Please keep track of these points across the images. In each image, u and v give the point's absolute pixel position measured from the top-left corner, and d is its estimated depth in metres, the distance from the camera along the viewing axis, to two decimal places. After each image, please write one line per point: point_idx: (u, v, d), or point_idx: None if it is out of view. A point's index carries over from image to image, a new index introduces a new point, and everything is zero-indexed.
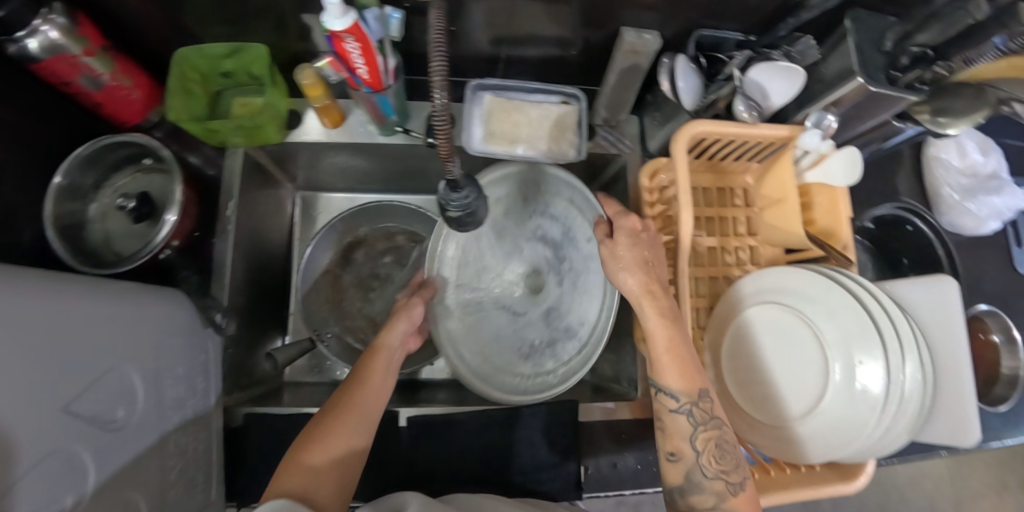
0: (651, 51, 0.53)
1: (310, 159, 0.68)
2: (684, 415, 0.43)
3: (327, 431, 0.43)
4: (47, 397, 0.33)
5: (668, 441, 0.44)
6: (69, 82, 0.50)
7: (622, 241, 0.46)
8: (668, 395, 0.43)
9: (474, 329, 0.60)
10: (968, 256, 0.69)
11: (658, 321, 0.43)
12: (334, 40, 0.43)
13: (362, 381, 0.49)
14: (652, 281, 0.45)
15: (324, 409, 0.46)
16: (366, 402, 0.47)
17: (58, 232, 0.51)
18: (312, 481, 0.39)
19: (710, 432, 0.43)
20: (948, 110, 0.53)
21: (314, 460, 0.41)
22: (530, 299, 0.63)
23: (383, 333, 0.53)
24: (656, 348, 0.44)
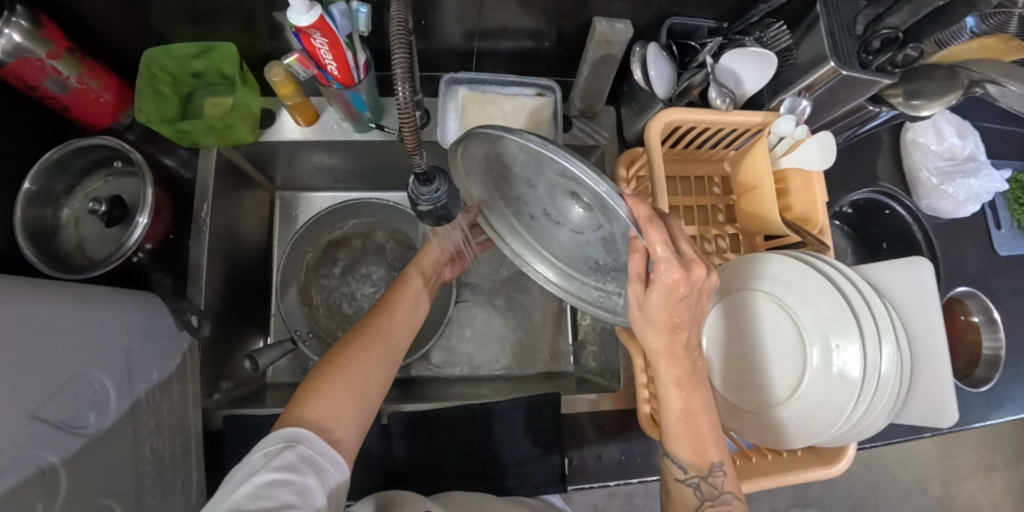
0: (623, 40, 0.53)
1: (287, 159, 0.67)
2: (692, 488, 0.41)
3: (352, 357, 0.45)
4: (10, 403, 0.33)
5: (675, 508, 0.42)
6: (35, 87, 0.49)
7: (656, 295, 0.34)
8: (676, 465, 0.41)
9: (534, 230, 0.43)
10: (946, 239, 0.69)
11: (673, 391, 0.39)
12: (301, 36, 0.43)
13: (389, 308, 0.52)
14: (675, 349, 0.38)
15: (347, 336, 0.48)
16: (391, 327, 0.50)
17: (28, 237, 0.50)
18: (334, 409, 0.40)
19: (719, 508, 0.40)
20: (922, 92, 0.52)
21: (338, 384, 0.42)
22: (585, 221, 0.36)
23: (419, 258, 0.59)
24: (668, 418, 0.40)
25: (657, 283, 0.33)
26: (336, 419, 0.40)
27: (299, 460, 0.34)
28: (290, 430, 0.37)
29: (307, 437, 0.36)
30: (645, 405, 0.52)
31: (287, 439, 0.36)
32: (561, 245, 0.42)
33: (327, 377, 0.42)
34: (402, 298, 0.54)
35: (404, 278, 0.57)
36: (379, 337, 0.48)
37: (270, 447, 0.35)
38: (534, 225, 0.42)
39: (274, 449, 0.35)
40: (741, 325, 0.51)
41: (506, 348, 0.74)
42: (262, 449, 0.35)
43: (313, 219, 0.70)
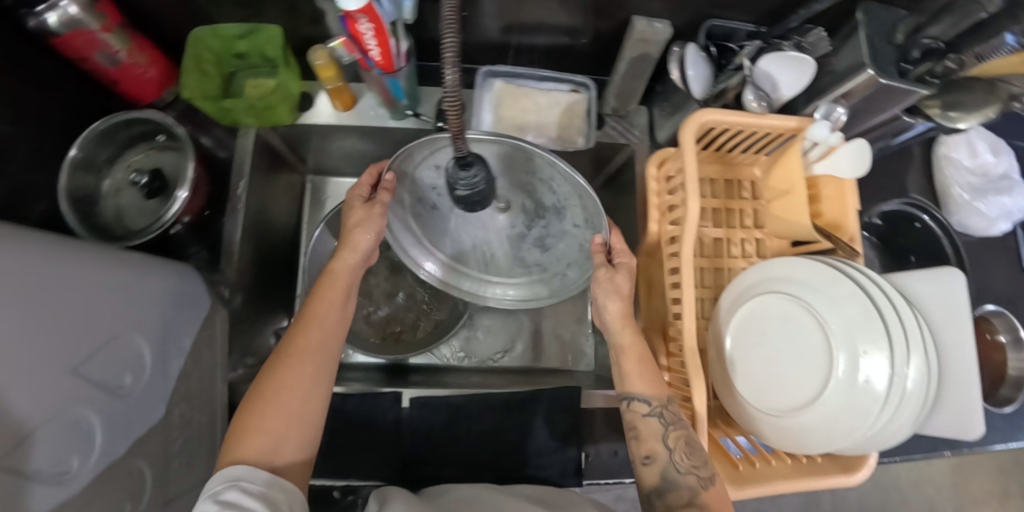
0: (662, 40, 0.53)
1: (320, 143, 0.68)
2: (656, 418, 0.45)
3: (281, 377, 0.40)
4: (56, 358, 0.34)
5: (642, 446, 0.45)
6: (86, 58, 0.51)
7: (622, 274, 0.50)
8: (640, 401, 0.46)
9: (428, 221, 0.55)
10: (976, 256, 0.69)
11: (628, 334, 0.49)
12: (347, 20, 0.43)
13: (314, 315, 0.45)
14: (629, 309, 0.50)
15: (273, 356, 0.42)
16: (320, 338, 0.44)
17: (72, 205, 0.52)
18: (269, 439, 0.38)
19: (679, 431, 0.44)
20: (959, 104, 0.53)
21: (270, 417, 0.39)
22: (505, 221, 0.54)
23: (342, 253, 0.49)
24: (626, 360, 0.48)
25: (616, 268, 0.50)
26: (278, 447, 0.38)
27: (242, 496, 0.33)
28: (230, 469, 0.35)
29: (249, 472, 0.35)
30: None
31: (229, 478, 0.34)
32: (455, 241, 0.55)
33: (257, 412, 0.39)
34: (322, 300, 0.46)
35: (328, 275, 0.48)
36: (307, 359, 0.42)
37: (212, 490, 0.34)
38: (429, 216, 0.55)
39: (216, 490, 0.33)
40: (758, 327, 0.51)
41: (525, 341, 0.75)
42: (205, 493, 0.33)
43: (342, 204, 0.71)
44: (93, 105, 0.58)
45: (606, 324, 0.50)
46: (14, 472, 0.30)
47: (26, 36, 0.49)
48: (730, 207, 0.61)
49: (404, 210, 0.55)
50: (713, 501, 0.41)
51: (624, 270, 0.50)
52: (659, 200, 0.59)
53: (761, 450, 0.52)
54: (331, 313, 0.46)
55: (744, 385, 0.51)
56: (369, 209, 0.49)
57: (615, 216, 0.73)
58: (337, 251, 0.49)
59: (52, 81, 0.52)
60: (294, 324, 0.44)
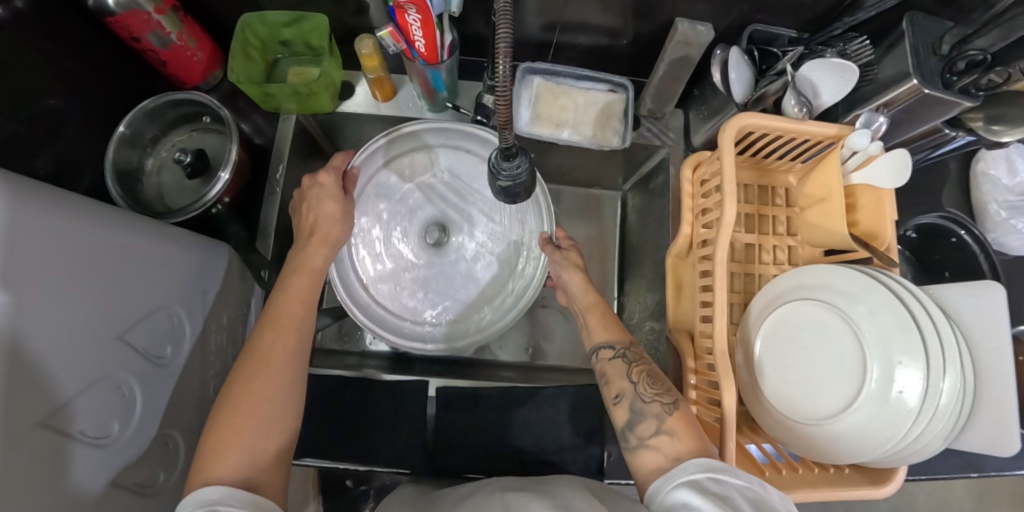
0: (704, 42, 0.54)
1: (357, 132, 0.70)
2: (621, 359, 0.49)
3: (250, 391, 0.39)
4: (104, 323, 0.35)
5: (612, 386, 0.48)
6: (139, 39, 0.53)
7: (570, 251, 0.60)
8: (605, 348, 0.50)
9: (371, 251, 0.64)
10: (1013, 275, 0.68)
11: (586, 290, 0.56)
12: (395, 10, 0.44)
13: (281, 317, 0.43)
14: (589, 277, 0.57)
15: (240, 365, 0.41)
16: (291, 343, 0.42)
17: (118, 179, 0.54)
18: (246, 457, 0.36)
19: (641, 367, 0.48)
20: (1005, 118, 0.51)
21: (247, 430, 0.37)
22: (443, 247, 0.66)
23: (310, 251, 0.49)
24: (589, 317, 0.54)
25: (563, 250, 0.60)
26: (253, 463, 0.36)
27: None
28: (204, 492, 0.33)
29: (225, 494, 0.32)
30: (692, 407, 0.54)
31: (204, 503, 0.32)
32: (391, 271, 0.64)
33: (229, 427, 0.37)
34: (289, 300, 0.45)
35: (297, 271, 0.47)
36: (274, 364, 0.40)
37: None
38: (371, 246, 0.64)
39: None
40: (781, 336, 0.51)
41: (548, 338, 0.75)
42: None
43: None
44: (142, 86, 0.60)
45: (569, 293, 0.57)
46: (64, 428, 0.31)
47: (82, 14, 0.50)
48: (762, 213, 0.61)
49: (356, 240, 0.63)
50: (677, 425, 0.42)
51: (572, 250, 0.60)
52: (692, 203, 0.59)
53: (787, 457, 0.52)
54: (302, 316, 0.44)
55: (773, 392, 0.50)
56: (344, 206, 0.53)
57: (644, 218, 0.73)
58: (306, 248, 0.49)
59: (105, 59, 0.54)
60: (258, 329, 0.43)
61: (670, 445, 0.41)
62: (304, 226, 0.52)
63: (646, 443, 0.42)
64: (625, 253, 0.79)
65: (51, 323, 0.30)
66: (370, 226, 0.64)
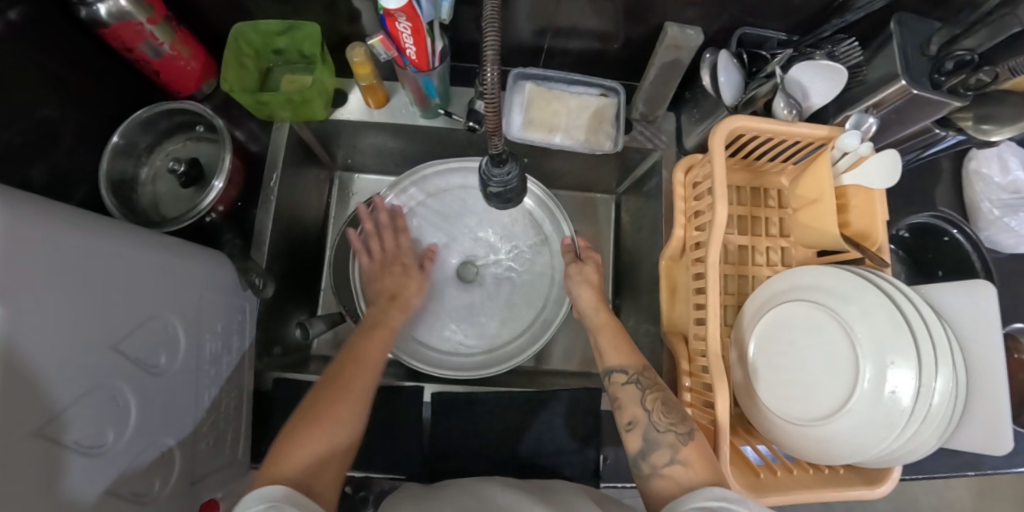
0: (693, 46, 0.54)
1: (351, 138, 0.71)
2: (634, 384, 0.50)
3: (330, 406, 0.44)
4: (97, 333, 0.35)
5: (625, 413, 0.48)
6: (132, 49, 0.53)
7: (590, 265, 0.62)
8: (618, 372, 0.51)
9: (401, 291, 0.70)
10: (1007, 273, 0.68)
11: (601, 311, 0.57)
12: (386, 19, 0.45)
13: (364, 353, 0.51)
14: (600, 295, 0.59)
15: (320, 386, 0.47)
16: (365, 373, 0.48)
17: (112, 190, 0.54)
18: (313, 462, 0.40)
19: (656, 394, 0.48)
20: (994, 117, 0.51)
21: (317, 437, 0.41)
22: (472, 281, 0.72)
23: (393, 310, 0.59)
24: (602, 338, 0.55)
25: (585, 261, 0.63)
26: (316, 471, 0.39)
27: None
28: (273, 488, 0.34)
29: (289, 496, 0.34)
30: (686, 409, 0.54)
31: (269, 498, 0.33)
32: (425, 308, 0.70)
33: (304, 431, 0.41)
34: (372, 342, 0.53)
35: (376, 324, 0.56)
36: (355, 384, 0.47)
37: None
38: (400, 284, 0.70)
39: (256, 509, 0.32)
40: (775, 338, 0.51)
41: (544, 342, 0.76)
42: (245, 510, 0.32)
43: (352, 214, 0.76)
44: (136, 95, 0.60)
45: (582, 310, 0.59)
46: (58, 437, 0.31)
47: (76, 25, 0.51)
48: (755, 215, 0.61)
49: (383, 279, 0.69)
50: (692, 456, 0.42)
51: (588, 264, 0.62)
52: (684, 206, 0.59)
53: (782, 459, 0.52)
54: (378, 351, 0.52)
55: (767, 393, 0.50)
56: (408, 268, 0.64)
57: (638, 221, 0.74)
58: (392, 304, 0.59)
59: (99, 70, 0.54)
60: (341, 359, 0.50)
61: (684, 476, 0.41)
62: (386, 290, 0.61)
63: (660, 473, 0.43)
64: (619, 256, 0.80)
65: (44, 334, 0.30)
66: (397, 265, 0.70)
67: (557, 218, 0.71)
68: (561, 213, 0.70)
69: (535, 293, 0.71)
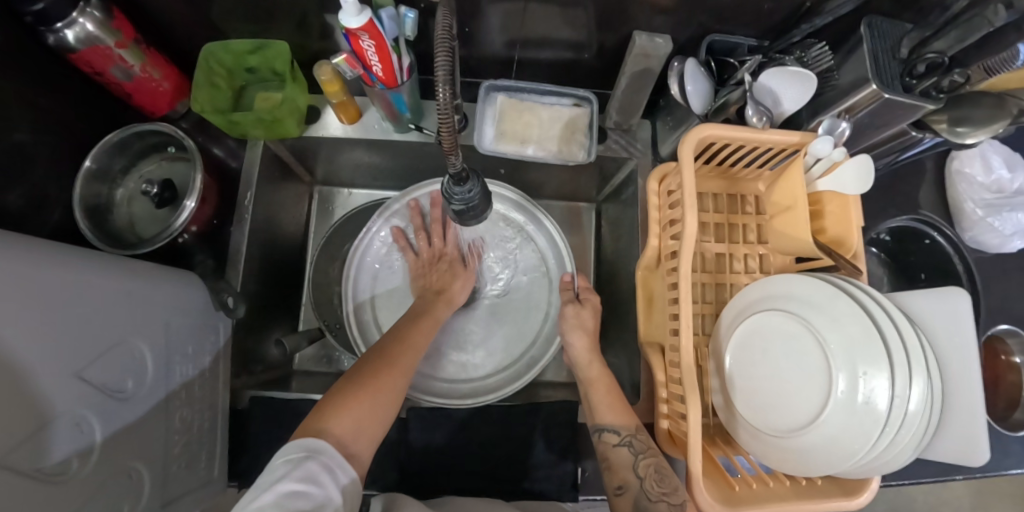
0: (662, 55, 0.54)
1: (329, 155, 0.71)
2: (625, 447, 0.52)
3: (378, 378, 0.47)
4: (58, 360, 0.35)
5: (615, 476, 0.51)
6: (102, 72, 0.53)
7: (586, 310, 0.64)
8: (610, 432, 0.54)
9: (380, 282, 0.72)
10: (992, 274, 0.67)
11: (592, 364, 0.60)
12: (350, 37, 0.44)
13: (411, 337, 0.56)
14: (593, 344, 0.62)
15: (369, 360, 0.50)
16: (406, 354, 0.53)
17: (86, 214, 0.54)
18: (355, 425, 0.42)
19: (648, 460, 0.50)
20: (968, 118, 0.49)
21: (361, 400, 0.44)
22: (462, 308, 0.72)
23: (441, 307, 0.63)
24: (597, 394, 0.58)
25: (583, 304, 0.65)
26: (356, 434, 0.42)
27: (320, 470, 0.36)
28: (311, 440, 0.38)
29: (324, 447, 0.38)
30: (663, 420, 0.54)
31: (308, 448, 0.37)
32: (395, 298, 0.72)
33: (349, 394, 0.44)
34: (420, 331, 0.58)
35: (423, 316, 0.60)
36: (402, 365, 0.51)
37: (292, 456, 0.36)
38: (381, 275, 0.72)
39: (297, 456, 0.36)
40: (751, 347, 0.50)
41: None
42: (284, 456, 0.36)
43: (331, 230, 0.75)
44: (111, 117, 0.61)
45: (575, 359, 0.62)
46: (21, 467, 0.31)
47: (45, 50, 0.51)
48: (732, 222, 0.61)
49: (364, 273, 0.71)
50: None
51: (585, 308, 0.64)
52: (659, 215, 0.58)
53: (759, 470, 0.51)
54: (421, 342, 0.56)
55: (744, 404, 0.49)
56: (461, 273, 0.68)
57: (617, 229, 0.74)
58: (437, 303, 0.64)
59: (72, 94, 0.55)
60: (390, 340, 0.54)
61: None
62: (431, 286, 0.66)
63: None
64: (600, 264, 0.80)
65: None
66: (383, 258, 0.72)
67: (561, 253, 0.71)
68: (565, 246, 0.70)
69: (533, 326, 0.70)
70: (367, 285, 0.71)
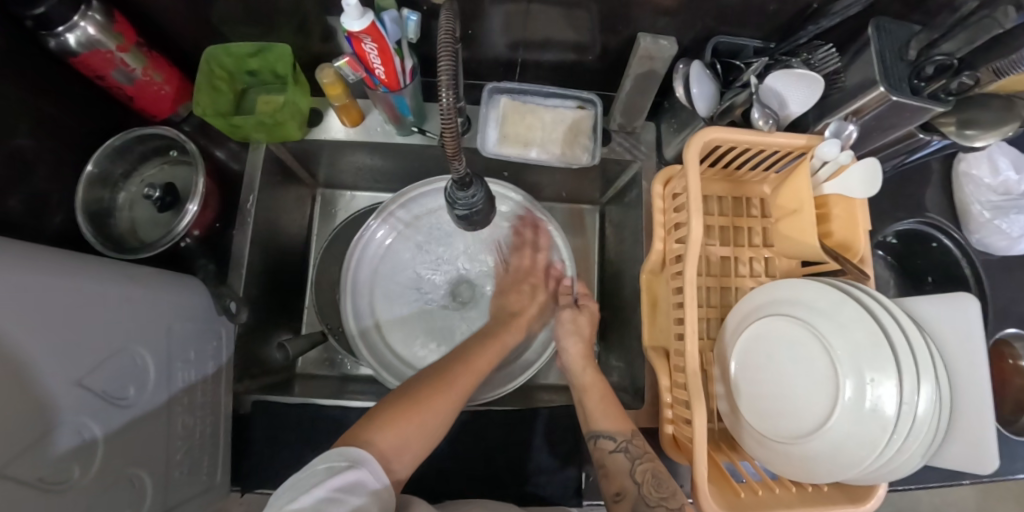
0: (667, 57, 0.53)
1: (331, 158, 0.71)
2: (622, 453, 0.51)
3: (430, 395, 0.47)
4: (57, 370, 0.34)
5: (613, 483, 0.50)
6: (103, 76, 0.53)
7: (584, 316, 0.64)
8: (606, 438, 0.52)
9: (382, 291, 0.71)
10: (999, 277, 0.66)
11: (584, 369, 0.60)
12: (352, 41, 0.44)
13: (472, 358, 0.55)
14: (588, 351, 0.62)
15: (422, 379, 0.50)
16: (464, 374, 0.52)
17: (88, 218, 0.54)
18: (400, 441, 0.42)
19: (646, 466, 0.49)
20: (976, 121, 0.48)
21: (411, 416, 0.44)
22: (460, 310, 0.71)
23: (512, 332, 0.62)
24: (592, 401, 0.56)
25: (581, 310, 0.65)
26: (400, 450, 0.42)
27: (358, 480, 0.36)
28: (355, 449, 0.38)
29: (367, 458, 0.38)
30: (667, 425, 0.53)
31: (351, 457, 0.37)
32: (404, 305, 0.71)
33: (400, 410, 0.44)
34: (482, 353, 0.57)
35: (491, 339, 0.60)
36: (455, 387, 0.50)
37: (334, 464, 0.36)
38: (386, 285, 0.71)
39: (339, 464, 0.36)
40: (758, 352, 0.49)
41: None
42: (326, 460, 0.36)
43: (331, 235, 0.75)
44: (112, 120, 0.61)
45: (569, 365, 0.61)
46: (23, 478, 0.31)
47: (47, 55, 0.50)
48: (737, 225, 0.60)
49: (367, 284, 0.70)
50: None
51: (583, 314, 0.64)
52: (664, 218, 0.58)
53: (764, 476, 0.51)
54: (480, 368, 0.55)
55: (750, 410, 0.49)
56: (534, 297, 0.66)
57: (621, 232, 0.74)
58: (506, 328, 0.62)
59: (73, 98, 0.54)
60: (449, 359, 0.54)
61: None
62: (507, 307, 0.65)
63: None
64: (603, 267, 0.80)
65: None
66: (389, 265, 0.72)
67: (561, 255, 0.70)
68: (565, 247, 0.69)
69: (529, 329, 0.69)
70: (370, 296, 0.70)
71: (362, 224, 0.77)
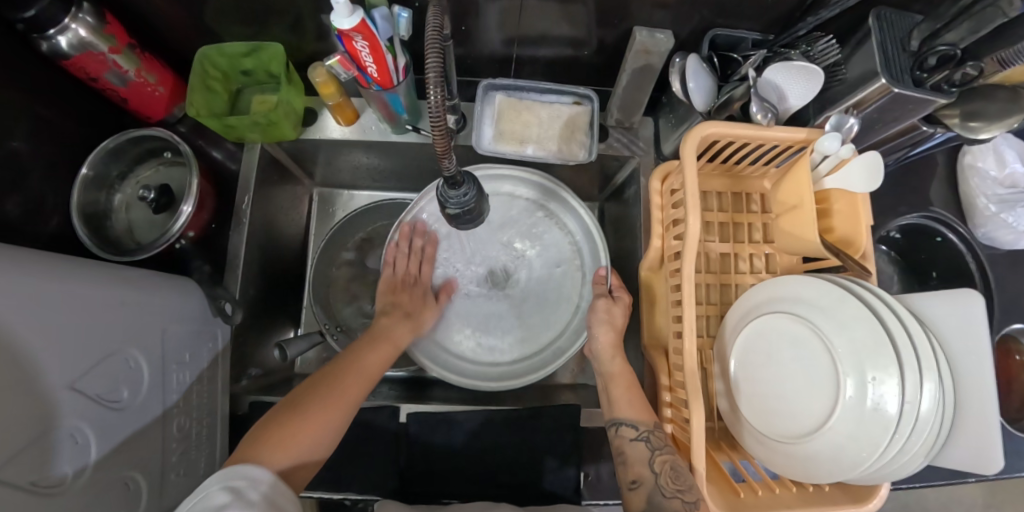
0: (664, 51, 0.52)
1: (327, 158, 0.71)
2: (643, 442, 0.50)
3: (315, 408, 0.46)
4: (48, 374, 0.34)
5: (630, 471, 0.49)
6: (97, 79, 0.53)
7: (618, 307, 0.61)
8: (628, 426, 0.52)
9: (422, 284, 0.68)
10: (1005, 272, 0.65)
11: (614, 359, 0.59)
12: (342, 39, 0.43)
13: (362, 356, 0.54)
14: (618, 340, 0.60)
15: (311, 385, 0.49)
16: (352, 381, 0.51)
17: (84, 220, 0.54)
18: (287, 461, 0.42)
19: (666, 456, 0.48)
20: (981, 114, 0.47)
21: (295, 437, 0.43)
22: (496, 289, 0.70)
23: (400, 327, 0.61)
24: (616, 390, 0.56)
25: (616, 300, 0.62)
26: (288, 471, 0.42)
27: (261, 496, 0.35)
28: (241, 468, 0.36)
29: (259, 479, 0.36)
30: (670, 424, 0.53)
31: (248, 476, 0.36)
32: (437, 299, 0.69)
33: (281, 430, 0.43)
34: (375, 350, 0.56)
35: (382, 338, 0.58)
36: (346, 395, 0.49)
37: (232, 484, 0.35)
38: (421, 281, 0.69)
39: (229, 483, 0.35)
40: (757, 351, 0.49)
41: None
42: (224, 482, 0.35)
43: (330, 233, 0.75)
44: (108, 122, 0.61)
45: (598, 351, 0.60)
46: (16, 481, 0.31)
47: (40, 57, 0.50)
48: (737, 221, 0.60)
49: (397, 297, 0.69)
50: None
51: (618, 306, 0.61)
52: (663, 215, 0.57)
53: (766, 477, 0.50)
54: (371, 368, 0.54)
55: (750, 409, 0.48)
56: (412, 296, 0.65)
57: (619, 229, 0.73)
58: (398, 324, 0.61)
59: (68, 100, 0.54)
60: (341, 359, 0.54)
61: None
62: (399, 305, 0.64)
63: None
64: None
65: None
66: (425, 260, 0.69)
67: (595, 244, 0.67)
68: (600, 239, 0.67)
69: (562, 319, 0.67)
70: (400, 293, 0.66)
71: (358, 223, 0.77)
